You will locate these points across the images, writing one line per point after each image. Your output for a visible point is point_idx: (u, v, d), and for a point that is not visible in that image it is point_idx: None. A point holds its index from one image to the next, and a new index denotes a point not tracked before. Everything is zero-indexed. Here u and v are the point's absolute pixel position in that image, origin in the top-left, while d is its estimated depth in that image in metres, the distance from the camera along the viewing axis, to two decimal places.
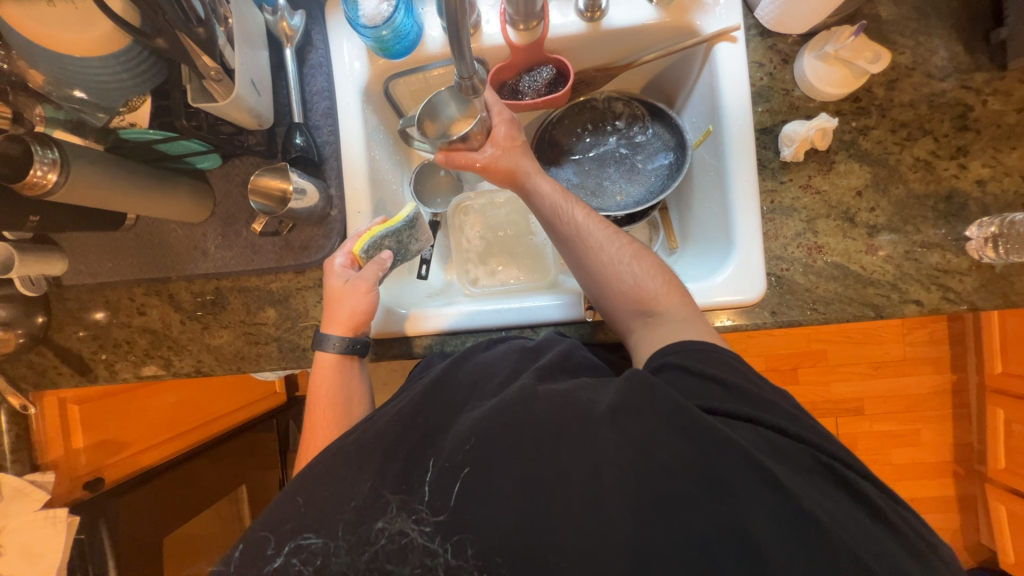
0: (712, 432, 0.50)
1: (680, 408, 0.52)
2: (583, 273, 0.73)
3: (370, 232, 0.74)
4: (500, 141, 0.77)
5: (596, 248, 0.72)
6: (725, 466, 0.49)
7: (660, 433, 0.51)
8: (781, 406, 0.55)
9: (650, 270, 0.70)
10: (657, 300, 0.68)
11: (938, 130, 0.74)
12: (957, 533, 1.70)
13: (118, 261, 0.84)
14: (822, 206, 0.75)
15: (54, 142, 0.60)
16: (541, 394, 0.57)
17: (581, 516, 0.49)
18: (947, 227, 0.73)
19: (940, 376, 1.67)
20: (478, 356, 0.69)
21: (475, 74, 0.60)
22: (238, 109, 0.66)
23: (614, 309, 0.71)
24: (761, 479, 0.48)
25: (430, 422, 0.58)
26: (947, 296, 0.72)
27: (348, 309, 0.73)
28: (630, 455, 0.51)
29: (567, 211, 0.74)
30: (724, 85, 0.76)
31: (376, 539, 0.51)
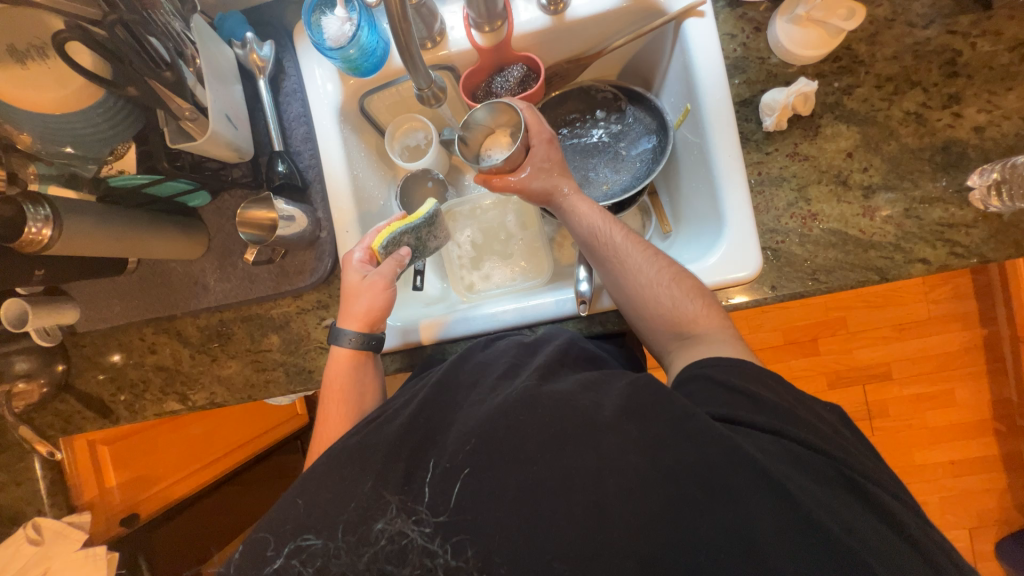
0: (721, 439, 0.49)
1: (689, 415, 0.51)
2: (620, 293, 0.73)
3: (390, 228, 0.75)
4: (538, 161, 0.79)
5: (635, 269, 0.71)
6: (733, 475, 0.48)
7: (665, 438, 0.51)
8: (783, 409, 0.54)
9: (690, 292, 0.69)
10: (696, 322, 0.67)
11: (926, 80, 0.71)
12: (1006, 493, 1.62)
13: (125, 304, 0.87)
14: (812, 171, 0.73)
15: (45, 199, 0.62)
16: (546, 396, 0.56)
17: (580, 511, 0.49)
18: (947, 179, 0.70)
19: (969, 332, 1.60)
20: (477, 356, 0.68)
21: (434, 82, 0.66)
22: (217, 144, 0.68)
23: (650, 329, 0.71)
24: (772, 488, 0.47)
25: (429, 423, 0.58)
26: (956, 251, 0.69)
27: (369, 302, 0.74)
28: (628, 453, 0.50)
29: (605, 232, 0.75)
30: (697, 61, 0.74)
31: (376, 539, 0.52)
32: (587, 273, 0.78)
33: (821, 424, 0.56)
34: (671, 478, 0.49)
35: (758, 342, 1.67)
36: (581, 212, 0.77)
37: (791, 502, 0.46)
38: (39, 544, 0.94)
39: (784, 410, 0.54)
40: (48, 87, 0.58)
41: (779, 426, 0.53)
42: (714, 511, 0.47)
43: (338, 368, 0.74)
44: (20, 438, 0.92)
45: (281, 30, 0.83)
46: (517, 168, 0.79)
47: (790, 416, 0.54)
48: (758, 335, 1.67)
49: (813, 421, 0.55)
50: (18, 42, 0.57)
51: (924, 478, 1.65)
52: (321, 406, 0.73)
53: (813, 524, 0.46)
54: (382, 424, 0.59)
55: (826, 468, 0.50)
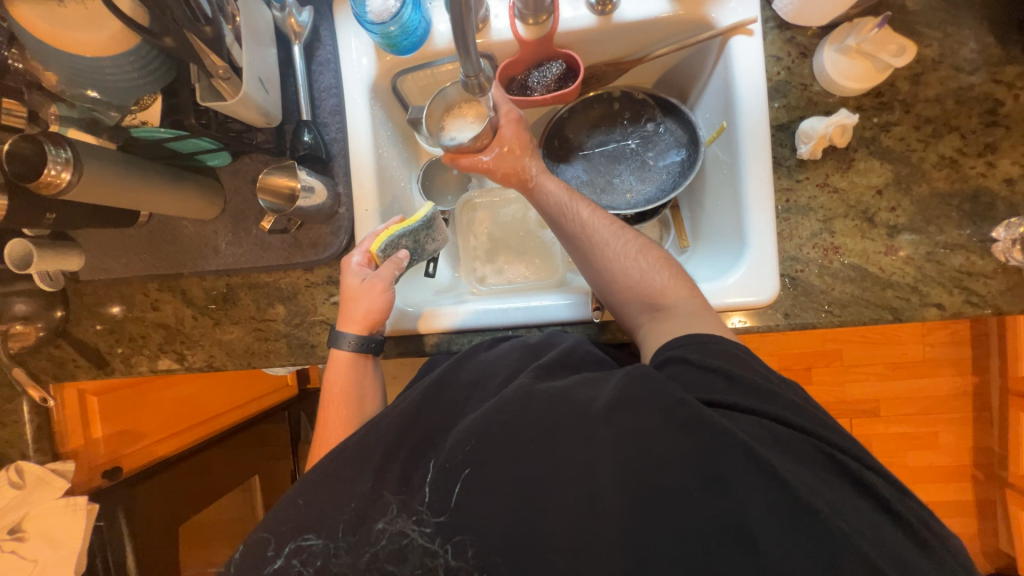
0: (711, 425, 0.49)
1: (678, 402, 0.51)
2: (589, 270, 0.72)
3: (389, 230, 0.74)
4: (506, 141, 0.77)
5: (601, 245, 0.71)
6: (723, 461, 0.48)
7: (657, 426, 0.50)
8: (789, 400, 0.54)
9: (656, 263, 0.70)
10: (664, 293, 0.67)
11: (965, 126, 0.70)
12: (974, 537, 1.66)
13: (131, 257, 0.86)
14: (839, 205, 0.73)
15: (67, 142, 0.60)
16: (539, 393, 0.56)
17: (574, 493, 0.50)
18: (972, 227, 0.70)
19: (961, 378, 1.62)
20: (480, 356, 0.69)
21: (481, 73, 0.63)
22: (247, 107, 0.66)
23: (620, 305, 0.70)
24: (763, 470, 0.47)
25: (428, 427, 0.58)
26: (971, 300, 0.69)
27: (365, 306, 0.73)
28: (627, 451, 0.50)
29: (571, 208, 0.74)
30: (739, 79, 0.73)
31: (377, 540, 0.52)
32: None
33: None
34: (665, 463, 0.49)
35: None
36: (550, 188, 0.76)
37: (784, 487, 0.46)
38: (20, 488, 0.94)
39: (770, 391, 0.54)
40: (86, 28, 0.56)
41: (759, 407, 0.52)
42: (709, 500, 0.47)
43: (336, 379, 0.73)
44: (13, 381, 0.91)
45: None
46: (485, 149, 0.78)
47: (770, 394, 0.54)
48: None
49: (796, 402, 0.54)
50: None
51: None
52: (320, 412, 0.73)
53: (803, 507, 0.45)
54: (382, 421, 0.59)
55: (816, 452, 0.50)
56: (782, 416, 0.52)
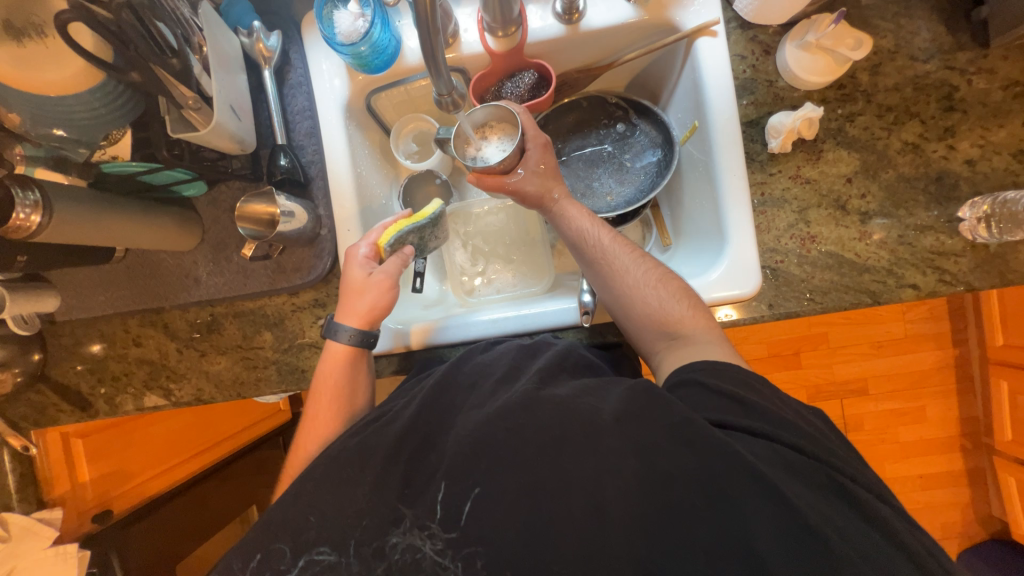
0: (716, 443, 0.49)
1: (685, 418, 0.51)
2: (606, 294, 0.74)
3: (397, 225, 0.74)
4: (534, 166, 0.78)
5: (621, 272, 0.72)
6: (729, 479, 0.48)
7: (663, 438, 0.51)
8: (799, 426, 0.54)
9: (676, 294, 0.70)
10: (682, 323, 0.68)
11: (925, 112, 0.73)
12: (968, 506, 1.71)
13: (110, 294, 0.84)
14: (813, 195, 0.75)
15: (36, 184, 0.59)
16: (545, 401, 0.56)
17: (577, 522, 0.49)
18: (939, 209, 0.72)
19: (942, 352, 1.67)
20: (477, 358, 0.68)
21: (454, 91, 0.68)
22: (220, 136, 0.65)
23: (638, 330, 0.72)
24: (767, 495, 0.47)
25: (429, 426, 0.58)
26: (944, 278, 0.72)
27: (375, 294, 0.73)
28: (631, 462, 0.50)
29: (592, 234, 0.76)
30: (707, 79, 0.75)
31: (390, 553, 0.52)
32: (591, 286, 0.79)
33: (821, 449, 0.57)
34: (668, 479, 0.49)
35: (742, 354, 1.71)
36: (571, 213, 0.78)
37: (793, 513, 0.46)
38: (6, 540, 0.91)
39: (776, 416, 0.54)
40: (49, 68, 0.56)
41: (765, 430, 0.53)
42: (709, 523, 0.47)
43: (330, 366, 0.73)
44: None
45: (288, 20, 0.80)
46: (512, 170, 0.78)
47: (782, 422, 0.54)
48: (743, 348, 1.71)
49: (806, 428, 0.55)
50: (16, 18, 0.55)
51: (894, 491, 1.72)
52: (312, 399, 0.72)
53: (808, 533, 0.45)
54: (389, 423, 0.59)
55: (812, 473, 0.50)
56: (789, 440, 0.52)
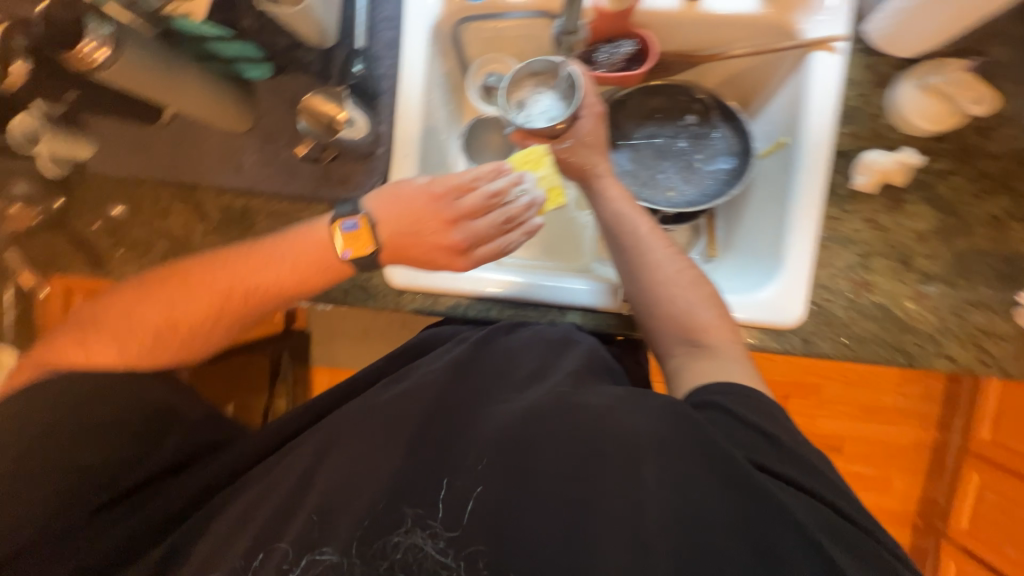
0: (761, 492, 0.49)
1: (729, 459, 0.50)
2: (631, 283, 0.70)
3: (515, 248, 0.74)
4: (584, 135, 0.74)
5: (655, 265, 0.69)
6: (776, 534, 0.48)
7: (707, 478, 0.50)
8: (830, 477, 0.53)
9: (706, 300, 0.67)
10: (707, 333, 0.65)
11: (1018, 189, 0.70)
12: None
13: (147, 157, 0.82)
14: (880, 243, 0.72)
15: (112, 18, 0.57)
16: (578, 407, 0.56)
17: (619, 550, 0.49)
18: (1000, 289, 0.71)
19: (924, 432, 1.69)
20: (504, 340, 0.68)
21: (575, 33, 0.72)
22: (305, 20, 0.62)
23: (656, 330, 0.69)
24: (811, 550, 0.47)
25: (453, 407, 0.60)
26: (983, 358, 0.71)
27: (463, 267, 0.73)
28: (669, 496, 0.50)
29: (632, 220, 0.72)
30: (811, 96, 0.72)
31: (390, 553, 0.50)
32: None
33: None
34: (711, 521, 0.49)
35: None
36: (612, 193, 0.74)
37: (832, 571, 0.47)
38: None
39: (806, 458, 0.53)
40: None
41: (798, 476, 0.52)
42: None
43: (285, 271, 0.65)
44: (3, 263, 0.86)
45: None
46: (561, 137, 0.75)
47: (813, 468, 0.53)
48: None
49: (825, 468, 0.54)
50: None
51: None
52: (227, 269, 0.64)
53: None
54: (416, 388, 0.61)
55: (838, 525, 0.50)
56: (832, 500, 0.51)
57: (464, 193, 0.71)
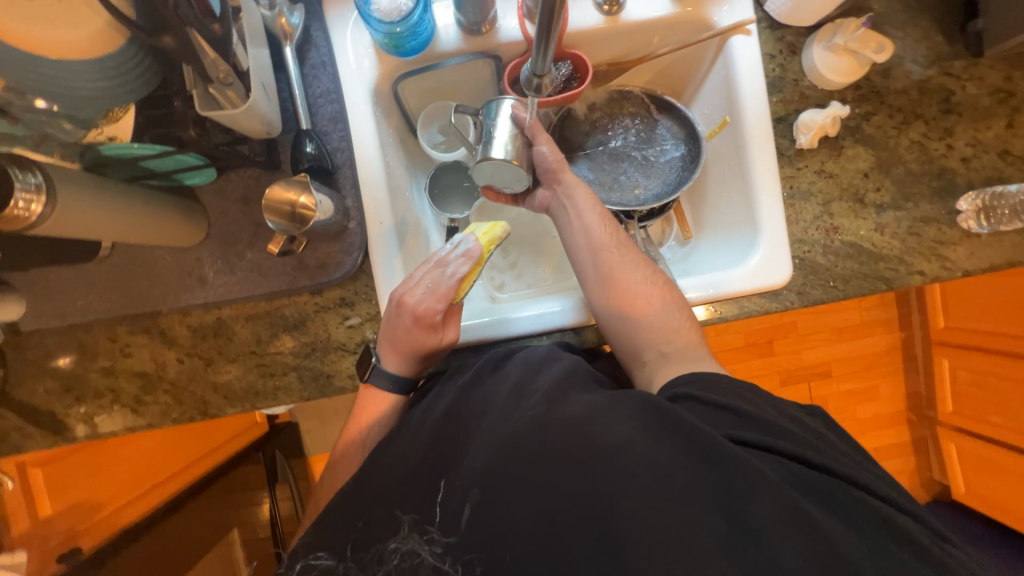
0: (738, 463, 0.48)
1: (713, 442, 0.49)
2: (609, 293, 0.71)
3: (472, 277, 0.69)
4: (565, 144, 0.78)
5: (626, 277, 0.71)
6: (755, 503, 0.46)
7: (681, 460, 0.49)
8: (797, 434, 0.54)
9: (675, 304, 0.71)
10: (676, 336, 0.69)
11: (927, 113, 0.80)
12: (914, 472, 1.90)
13: (91, 297, 0.73)
14: (834, 188, 0.79)
15: (36, 166, 0.51)
16: (557, 422, 0.54)
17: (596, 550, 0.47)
18: (940, 202, 0.79)
19: (892, 336, 1.85)
20: (489, 380, 0.65)
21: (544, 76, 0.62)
22: (251, 118, 0.59)
23: (630, 336, 0.71)
24: (792, 521, 0.46)
25: (445, 450, 0.57)
26: (946, 265, 0.79)
27: (454, 329, 0.71)
28: (653, 487, 0.48)
29: (597, 234, 0.73)
30: (740, 77, 0.78)
31: (389, 558, 0.53)
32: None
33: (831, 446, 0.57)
34: (688, 506, 0.47)
35: (723, 344, 1.81)
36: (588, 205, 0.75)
37: (818, 540, 0.45)
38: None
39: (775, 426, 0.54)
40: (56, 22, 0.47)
41: (773, 444, 0.52)
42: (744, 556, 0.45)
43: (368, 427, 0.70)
44: None
45: None
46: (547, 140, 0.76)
47: (784, 434, 0.53)
48: (725, 337, 1.80)
49: (799, 433, 0.55)
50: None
51: None
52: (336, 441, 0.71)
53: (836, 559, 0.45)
54: (406, 435, 0.61)
55: (817, 489, 0.50)
56: (818, 461, 0.52)
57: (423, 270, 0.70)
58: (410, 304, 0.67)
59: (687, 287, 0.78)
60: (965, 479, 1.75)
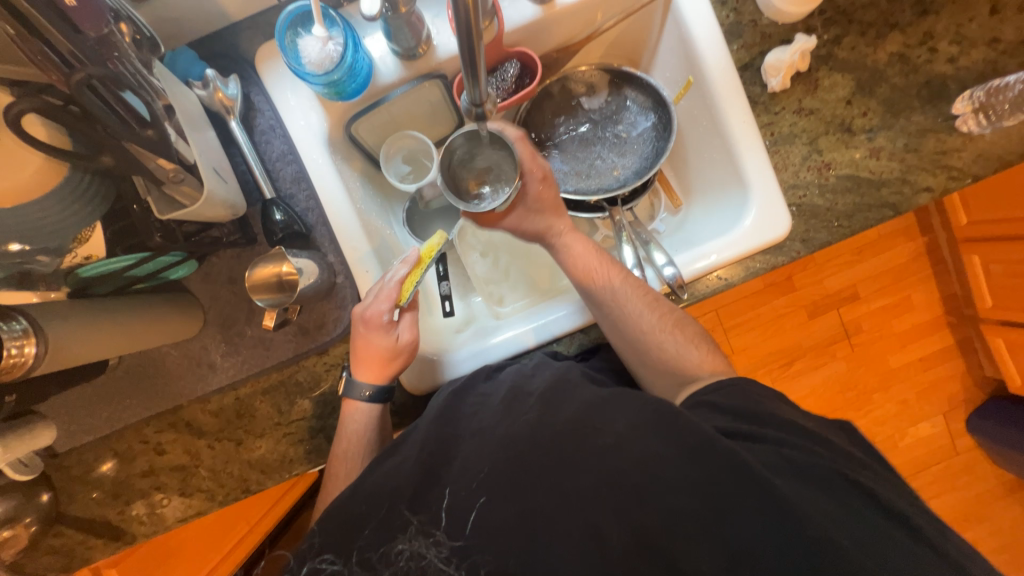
0: (726, 455, 0.53)
1: (710, 444, 0.53)
2: (621, 339, 0.71)
3: (414, 276, 0.70)
4: (532, 200, 0.73)
5: (634, 314, 0.70)
6: (736, 491, 0.51)
7: (676, 458, 0.53)
8: (757, 421, 0.59)
9: (692, 339, 0.71)
10: (700, 369, 0.68)
11: (901, 21, 0.75)
12: (965, 374, 1.85)
13: (114, 406, 0.75)
14: (819, 124, 0.75)
15: (16, 311, 0.53)
16: (551, 432, 0.56)
17: (581, 545, 0.51)
18: (934, 110, 0.75)
19: (915, 243, 1.78)
20: (479, 388, 0.67)
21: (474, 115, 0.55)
22: (213, 206, 0.58)
23: (653, 377, 0.70)
24: (759, 501, 0.51)
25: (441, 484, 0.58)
26: (953, 175, 0.74)
27: (410, 329, 0.71)
28: (633, 494, 0.52)
29: (601, 273, 0.73)
30: (694, 32, 0.74)
31: (395, 559, 0.53)
32: (665, 256, 0.76)
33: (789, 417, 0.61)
34: (661, 497, 0.52)
35: (741, 293, 1.77)
36: (576, 248, 0.75)
37: (773, 510, 0.51)
38: None
39: (761, 415, 0.59)
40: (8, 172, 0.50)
41: (741, 429, 0.57)
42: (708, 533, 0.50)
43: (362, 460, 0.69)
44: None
45: (240, 59, 0.72)
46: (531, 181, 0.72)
47: (760, 419, 0.59)
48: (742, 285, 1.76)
49: (755, 416, 0.59)
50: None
51: (903, 379, 1.83)
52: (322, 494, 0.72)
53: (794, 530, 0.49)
54: (395, 451, 0.60)
55: (771, 468, 0.54)
56: (779, 442, 0.56)
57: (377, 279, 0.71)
58: (362, 311, 0.69)
59: (690, 261, 0.75)
60: (1018, 370, 1.67)
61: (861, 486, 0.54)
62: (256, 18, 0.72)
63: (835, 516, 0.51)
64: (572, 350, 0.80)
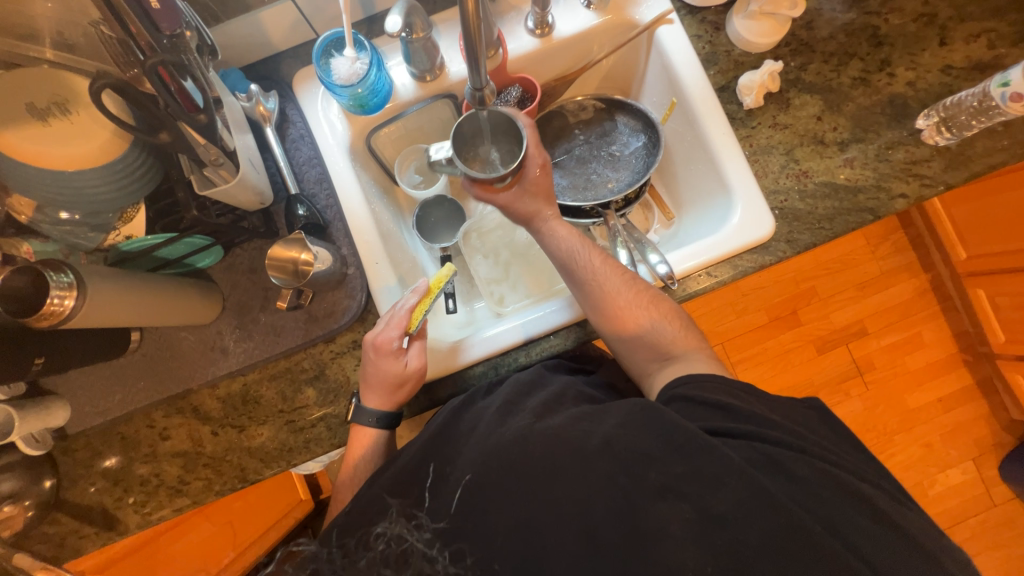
0: (708, 449, 0.53)
1: (691, 439, 0.53)
2: (598, 317, 0.75)
3: (423, 305, 0.73)
4: (530, 183, 0.78)
5: (612, 292, 0.74)
6: (722, 479, 0.51)
7: (662, 454, 0.53)
8: (746, 411, 0.59)
9: (667, 315, 0.74)
10: (674, 345, 0.73)
11: (860, 51, 0.84)
12: (991, 416, 1.76)
13: (128, 389, 0.78)
14: (793, 136, 0.83)
15: (65, 265, 0.57)
16: (538, 434, 0.57)
17: (571, 543, 0.51)
18: (900, 126, 0.82)
19: (917, 278, 1.79)
20: (477, 404, 0.69)
21: (487, 85, 0.58)
22: (244, 189, 0.66)
23: (630, 353, 0.76)
24: (744, 481, 0.51)
25: (431, 475, 0.60)
26: (925, 182, 0.79)
27: (418, 356, 0.73)
28: (621, 482, 0.52)
29: (583, 255, 0.77)
30: (675, 60, 0.84)
31: (376, 543, 0.56)
32: (659, 255, 0.79)
33: (772, 412, 0.61)
34: (650, 474, 0.52)
35: (744, 325, 1.78)
36: (561, 233, 0.80)
37: (759, 490, 0.50)
38: None
39: (751, 414, 0.59)
40: (79, 141, 0.59)
41: (730, 426, 0.58)
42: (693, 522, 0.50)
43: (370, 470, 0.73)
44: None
45: (280, 81, 0.84)
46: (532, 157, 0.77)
47: (749, 415, 0.59)
48: (745, 317, 1.77)
49: (746, 409, 0.60)
50: (37, 101, 0.58)
51: (924, 419, 1.76)
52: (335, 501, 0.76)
53: (778, 512, 0.49)
54: (393, 462, 0.63)
55: (758, 446, 0.55)
56: (763, 425, 0.57)
57: (392, 309, 0.74)
58: (374, 334, 0.72)
59: (680, 259, 0.80)
60: None
61: (844, 473, 0.54)
62: (297, 48, 0.85)
63: (820, 499, 0.52)
64: (569, 342, 0.80)
